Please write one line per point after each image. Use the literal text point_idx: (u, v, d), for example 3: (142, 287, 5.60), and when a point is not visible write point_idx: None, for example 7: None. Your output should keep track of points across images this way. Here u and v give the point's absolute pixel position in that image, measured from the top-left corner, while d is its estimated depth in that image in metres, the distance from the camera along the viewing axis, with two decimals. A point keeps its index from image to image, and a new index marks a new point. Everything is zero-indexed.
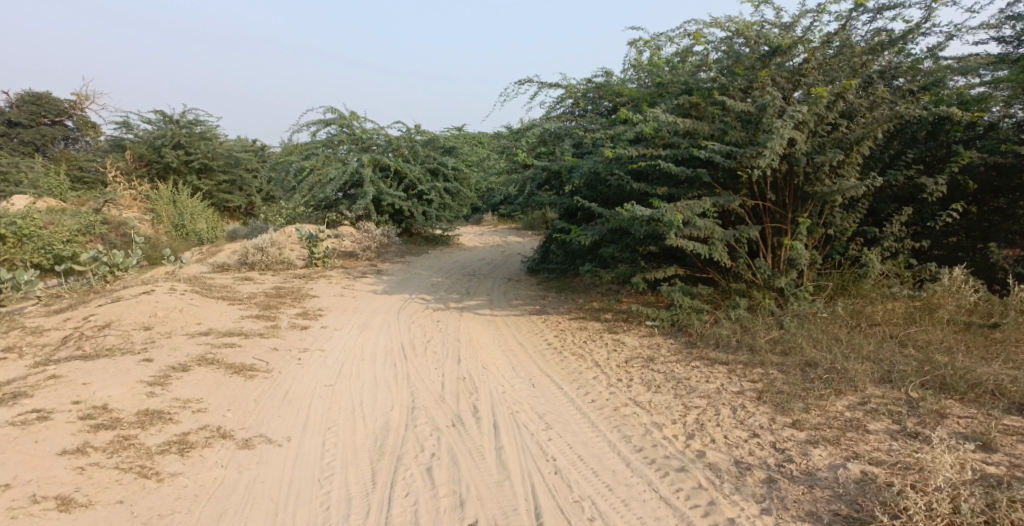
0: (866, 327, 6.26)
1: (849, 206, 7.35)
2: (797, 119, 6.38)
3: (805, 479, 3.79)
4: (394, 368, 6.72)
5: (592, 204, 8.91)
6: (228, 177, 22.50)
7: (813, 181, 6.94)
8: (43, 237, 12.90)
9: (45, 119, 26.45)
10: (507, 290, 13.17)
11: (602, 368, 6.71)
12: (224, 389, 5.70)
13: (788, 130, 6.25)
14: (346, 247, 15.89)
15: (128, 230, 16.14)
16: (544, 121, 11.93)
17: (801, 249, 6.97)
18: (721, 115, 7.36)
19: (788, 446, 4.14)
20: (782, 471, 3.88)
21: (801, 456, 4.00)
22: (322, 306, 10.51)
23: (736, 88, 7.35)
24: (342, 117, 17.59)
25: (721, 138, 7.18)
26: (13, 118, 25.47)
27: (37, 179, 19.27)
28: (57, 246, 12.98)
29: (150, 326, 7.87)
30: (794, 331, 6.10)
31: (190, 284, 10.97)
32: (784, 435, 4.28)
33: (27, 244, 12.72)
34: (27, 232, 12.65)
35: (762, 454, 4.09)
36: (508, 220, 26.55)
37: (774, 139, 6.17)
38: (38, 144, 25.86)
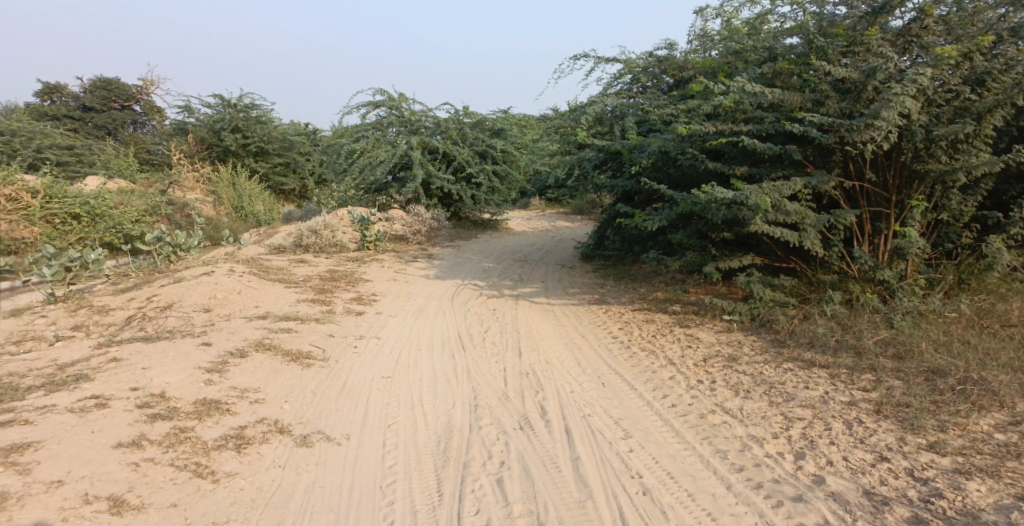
0: (998, 327, 6.06)
1: (968, 187, 6.84)
2: (918, 84, 5.85)
3: (966, 522, 3.40)
4: (453, 360, 6.32)
5: (661, 187, 8.27)
6: (283, 160, 22.51)
7: (924, 157, 6.61)
8: (113, 217, 12.87)
9: (116, 103, 26.99)
10: (562, 277, 12.68)
11: (680, 369, 6.21)
12: (282, 377, 5.31)
13: (907, 95, 5.73)
14: (397, 231, 15.65)
15: (191, 211, 16.16)
16: (598, 100, 11.18)
17: (912, 238, 6.64)
18: (813, 82, 6.77)
19: (933, 475, 3.79)
20: (931, 510, 3.51)
21: (955, 492, 3.61)
22: (376, 290, 10.19)
23: (835, 51, 6.72)
24: (391, 99, 17.18)
25: (813, 109, 6.62)
26: (86, 102, 25.91)
27: (108, 160, 19.52)
28: (127, 226, 12.86)
29: (210, 308, 7.60)
30: (909, 330, 6.04)
31: (248, 266, 10.77)
32: (922, 460, 3.94)
33: (100, 223, 12.78)
34: (99, 211, 12.72)
35: (901, 484, 3.75)
36: (556, 204, 26.04)
37: (892, 107, 5.68)
38: (109, 128, 26.06)
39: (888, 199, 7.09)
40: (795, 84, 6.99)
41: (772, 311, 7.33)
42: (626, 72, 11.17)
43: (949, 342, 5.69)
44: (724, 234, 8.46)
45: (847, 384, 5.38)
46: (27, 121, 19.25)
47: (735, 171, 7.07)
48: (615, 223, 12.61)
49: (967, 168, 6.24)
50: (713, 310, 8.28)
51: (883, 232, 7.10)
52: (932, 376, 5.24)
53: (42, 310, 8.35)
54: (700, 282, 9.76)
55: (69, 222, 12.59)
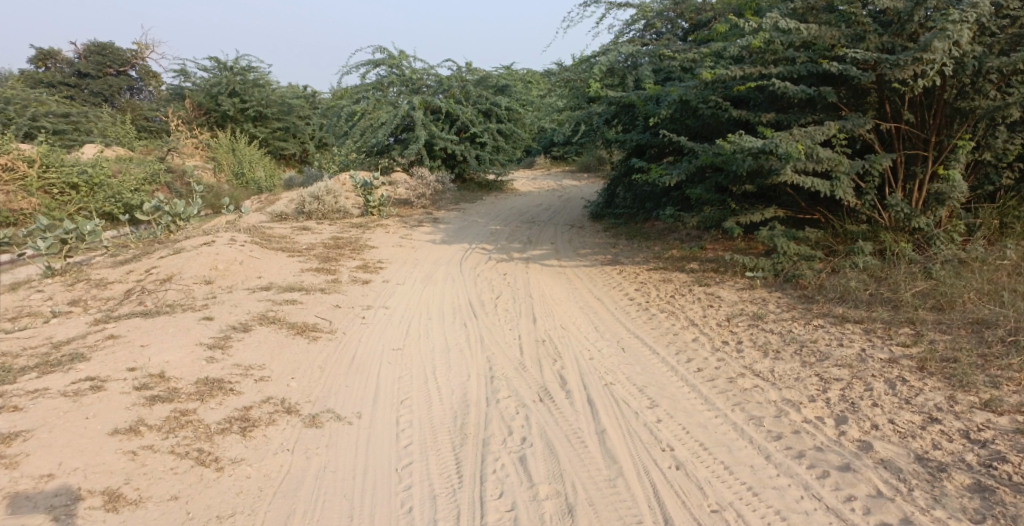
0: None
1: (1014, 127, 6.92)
2: (976, 11, 6.06)
3: None
4: (465, 329, 6.09)
5: (681, 138, 8.14)
6: (283, 124, 22.06)
7: (968, 94, 6.81)
8: (113, 186, 12.78)
9: (112, 69, 26.56)
10: (572, 237, 12.39)
11: (703, 332, 5.98)
12: (288, 352, 5.09)
13: (967, 22, 6.01)
14: (401, 194, 15.34)
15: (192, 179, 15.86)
16: (607, 49, 10.68)
17: (955, 183, 6.77)
18: (852, 17, 6.94)
19: (990, 436, 3.62)
20: (996, 476, 3.26)
21: (1019, 456, 3.38)
22: (382, 257, 9.94)
23: None
24: (391, 57, 16.69)
25: (851, 45, 6.83)
26: (81, 68, 25.48)
27: (105, 128, 19.13)
28: (125, 195, 12.85)
29: (211, 280, 7.35)
30: (949, 280, 5.97)
31: (250, 234, 10.50)
32: (977, 421, 3.84)
33: (99, 193, 12.58)
34: (98, 180, 12.58)
35: (955, 447, 3.56)
36: (561, 161, 25.60)
37: (953, 32, 5.97)
38: (106, 95, 25.62)
39: (927, 142, 7.25)
40: (830, 21, 7.18)
41: (797, 266, 7.32)
42: (639, 19, 10.78)
43: (992, 291, 5.68)
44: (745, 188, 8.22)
45: (883, 339, 5.25)
46: (19, 89, 18.77)
47: (761, 118, 7.26)
48: (625, 179, 12.54)
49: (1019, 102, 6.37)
50: (731, 267, 8.13)
51: (916, 176, 7.24)
52: (979, 326, 5.23)
53: (39, 284, 8.12)
54: (716, 237, 9.58)
55: (66, 192, 12.29)
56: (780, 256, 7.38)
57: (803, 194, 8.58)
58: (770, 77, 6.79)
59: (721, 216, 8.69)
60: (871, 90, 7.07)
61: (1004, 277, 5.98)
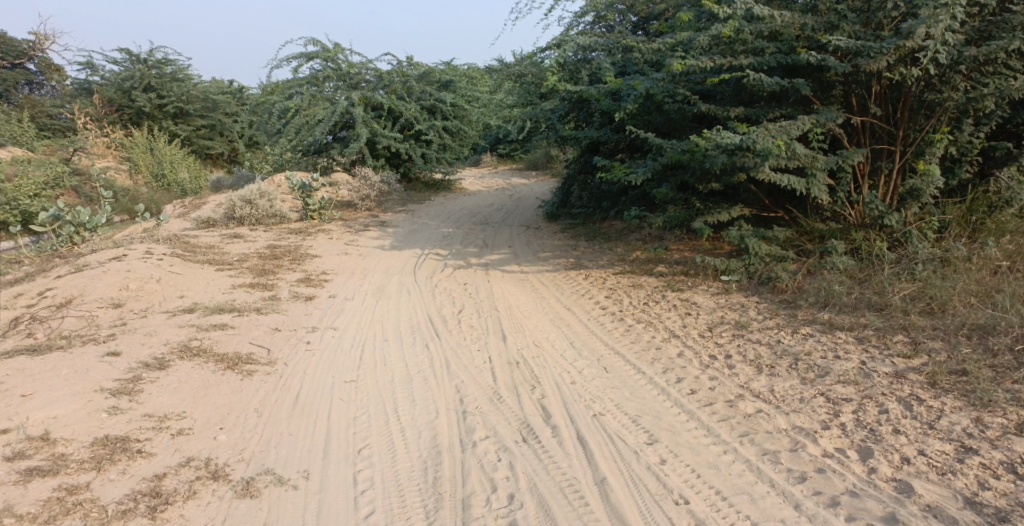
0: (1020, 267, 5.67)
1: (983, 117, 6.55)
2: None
3: None
4: (427, 355, 5.46)
5: (648, 135, 7.66)
6: (207, 121, 20.73)
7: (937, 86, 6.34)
8: (7, 192, 11.88)
9: (4, 61, 24.48)
10: (529, 240, 11.83)
11: (688, 346, 5.46)
12: (214, 395, 4.32)
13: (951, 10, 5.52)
14: (344, 197, 14.49)
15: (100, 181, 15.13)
16: (560, 41, 10.07)
17: (933, 178, 6.39)
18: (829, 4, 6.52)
19: None
20: None
21: None
22: (326, 267, 9.15)
23: None
24: (325, 50, 15.71)
25: (829, 33, 6.44)
26: None
27: (1, 127, 17.82)
28: (24, 201, 12.00)
29: (121, 303, 6.45)
30: (937, 280, 5.44)
31: (170, 245, 9.52)
32: (1017, 449, 3.33)
33: None
34: None
35: (1006, 485, 3.11)
36: (509, 159, 25.08)
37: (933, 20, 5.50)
38: (0, 90, 23.64)
39: (895, 137, 6.85)
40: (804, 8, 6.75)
41: (770, 268, 6.92)
42: (590, 11, 10.27)
43: (983, 292, 5.12)
44: (713, 185, 7.90)
45: (881, 350, 4.63)
46: None
47: (730, 112, 6.80)
48: (581, 178, 12.42)
49: (996, 93, 5.98)
50: (703, 269, 7.71)
51: (884, 171, 6.82)
52: (980, 333, 4.61)
53: None
54: (682, 238, 9.34)
55: None
56: (751, 257, 6.98)
57: (774, 190, 8.21)
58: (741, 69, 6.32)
59: (688, 215, 8.33)
60: (839, 82, 6.67)
61: (991, 277, 5.53)
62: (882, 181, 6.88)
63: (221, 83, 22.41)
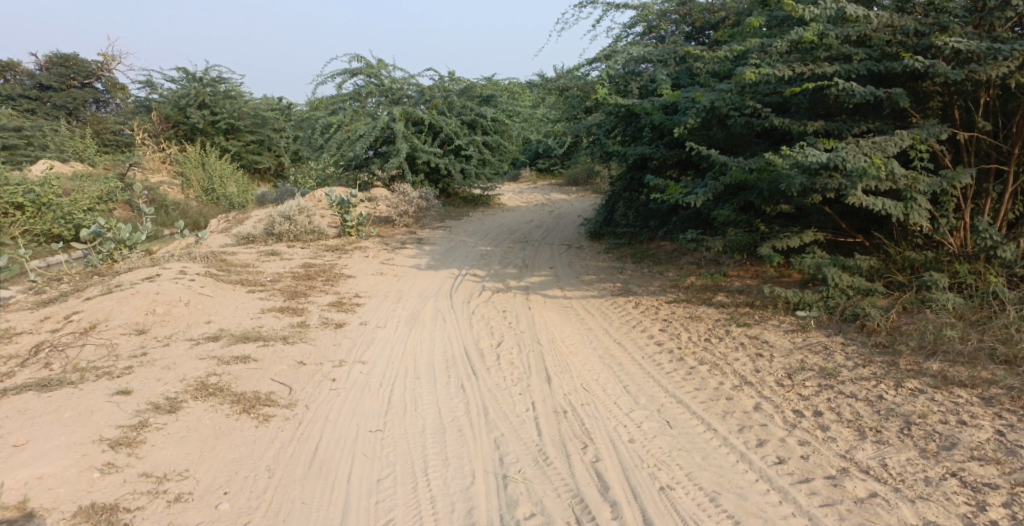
0: None
1: None
2: None
3: None
4: (462, 398, 4.83)
5: (713, 151, 6.94)
6: (256, 137, 20.72)
7: None
8: (62, 206, 11.85)
9: (76, 81, 25.01)
10: (572, 261, 11.21)
11: (764, 397, 4.71)
12: (224, 446, 3.78)
13: None
14: (382, 212, 14.09)
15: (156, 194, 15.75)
16: (608, 53, 9.43)
17: None
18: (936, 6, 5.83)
19: None
20: None
21: None
22: (359, 290, 8.62)
23: None
24: (369, 66, 15.46)
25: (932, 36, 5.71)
26: (44, 80, 24.10)
27: (62, 142, 18.25)
28: (78, 215, 11.99)
29: (144, 329, 6.01)
30: None
31: (206, 263, 9.15)
32: None
33: (47, 213, 11.67)
34: (46, 200, 11.60)
35: None
36: (548, 175, 24.54)
37: None
38: (70, 108, 24.12)
39: (1008, 155, 6.08)
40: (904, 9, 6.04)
41: (853, 302, 6.23)
42: (638, 23, 9.63)
43: None
44: (782, 207, 7.15)
45: (1018, 417, 3.93)
46: None
47: (808, 127, 6.06)
48: (627, 195, 11.81)
49: None
50: (772, 301, 6.94)
51: (994, 193, 6.12)
52: None
53: None
54: (742, 262, 8.59)
55: (10, 212, 11.35)
56: (830, 288, 6.30)
57: (849, 213, 7.43)
58: (826, 81, 5.62)
59: (753, 239, 7.61)
60: (936, 92, 5.95)
61: None
62: (990, 205, 6.19)
63: (269, 99, 22.44)
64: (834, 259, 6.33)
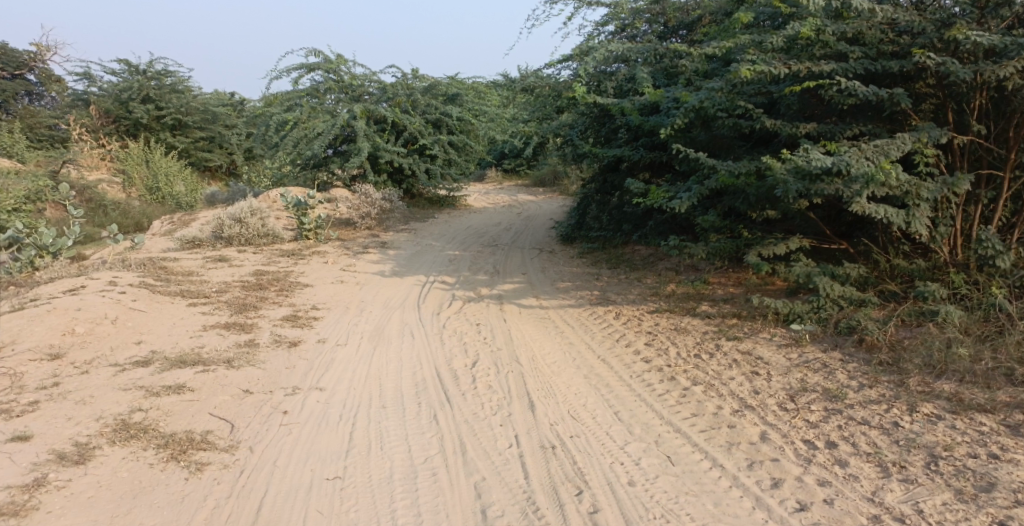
0: None
1: None
2: None
3: None
4: (435, 432, 4.32)
5: (699, 154, 6.48)
6: (206, 134, 19.72)
7: None
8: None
9: (6, 73, 23.53)
10: (545, 266, 10.73)
11: (768, 423, 4.31)
12: (140, 510, 3.28)
13: None
14: (342, 215, 13.40)
15: (93, 194, 14.71)
16: (582, 49, 8.94)
17: None
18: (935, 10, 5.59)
19: None
20: None
21: None
22: (315, 300, 7.97)
23: None
24: (327, 60, 14.65)
25: (933, 33, 5.41)
26: None
27: None
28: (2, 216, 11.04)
29: (60, 354, 5.37)
30: None
31: (143, 272, 8.39)
32: None
33: None
34: None
35: None
36: (514, 176, 24.09)
37: None
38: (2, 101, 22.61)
39: (1001, 158, 5.76)
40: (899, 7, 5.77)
41: (846, 313, 5.94)
42: (611, 20, 9.17)
43: None
44: (767, 213, 6.84)
45: None
46: None
47: (802, 128, 5.70)
48: (598, 198, 11.41)
49: None
50: (760, 312, 6.65)
51: (985, 199, 5.76)
52: None
53: None
54: (723, 270, 8.50)
55: None
56: (819, 298, 6.05)
57: (837, 218, 7.11)
58: (821, 81, 5.28)
59: (736, 245, 7.32)
60: (929, 94, 5.66)
61: None
62: (983, 211, 5.84)
63: (222, 94, 21.44)
64: (824, 268, 6.09)
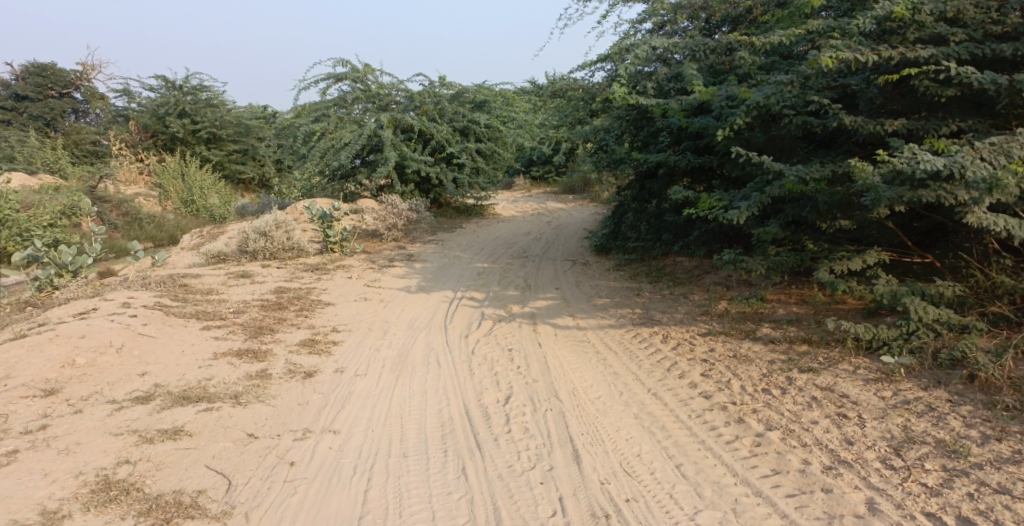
0: None
1: None
2: None
3: None
4: (465, 491, 3.65)
5: (766, 157, 5.70)
6: (239, 146, 19.45)
7: None
8: (18, 222, 10.67)
9: (53, 91, 23.60)
10: (580, 279, 10.03)
11: (875, 488, 3.65)
12: None
13: None
14: (369, 226, 12.87)
15: (130, 208, 14.40)
16: (620, 50, 8.25)
17: None
18: None
19: None
20: None
21: None
22: (336, 322, 7.34)
23: None
24: (354, 70, 14.18)
25: None
26: (16, 90, 22.49)
27: (30, 153, 16.81)
28: (36, 233, 10.80)
29: (55, 389, 4.83)
30: None
31: (159, 291, 7.88)
32: None
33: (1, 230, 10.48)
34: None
35: None
36: (544, 183, 23.47)
37: None
38: (46, 118, 22.59)
39: None
40: None
41: (943, 341, 5.30)
42: (649, 16, 8.31)
43: None
44: (839, 223, 6.09)
45: None
46: None
47: (888, 126, 5.01)
48: (636, 206, 10.70)
49: None
50: (835, 338, 5.93)
51: None
52: None
53: None
54: (780, 286, 7.74)
55: None
56: (910, 323, 5.39)
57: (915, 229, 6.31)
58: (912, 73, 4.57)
59: (800, 260, 6.59)
60: None
61: None
62: None
63: (254, 106, 21.21)
64: (914, 288, 5.43)
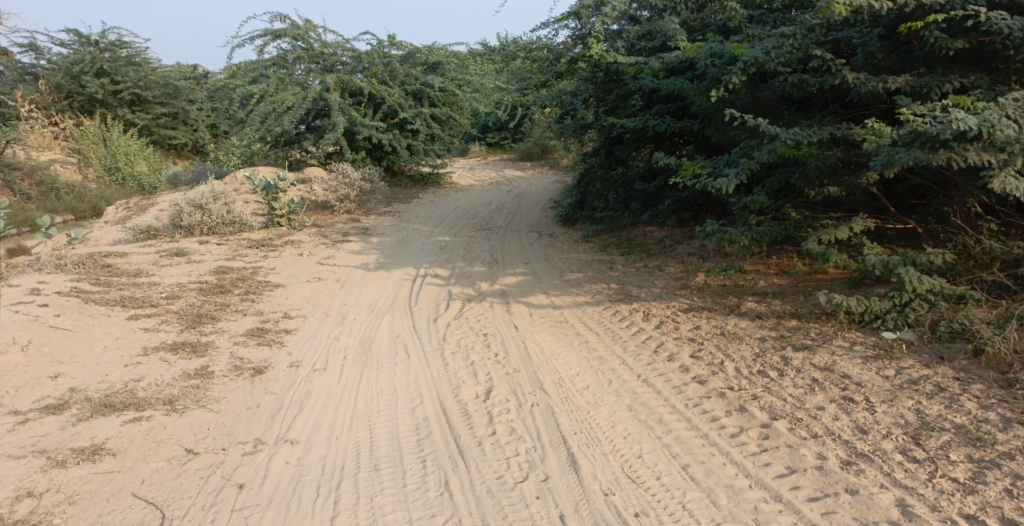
0: None
1: None
2: None
3: None
4: (448, 513, 3.19)
5: (763, 121, 5.30)
6: (168, 109, 18.23)
7: None
8: None
9: None
10: (548, 253, 9.52)
11: (904, 487, 3.26)
12: None
13: None
14: (318, 197, 12.10)
15: (44, 176, 13.36)
16: (588, 4, 7.65)
17: None
18: None
19: None
20: None
21: None
22: (288, 306, 6.69)
23: None
24: (294, 26, 13.17)
25: None
26: None
27: None
28: None
29: None
30: None
31: (82, 274, 7.07)
32: None
33: None
34: None
35: None
36: (500, 150, 22.77)
37: None
38: None
39: None
40: None
41: (940, 312, 4.92)
42: None
43: None
44: (826, 190, 5.75)
45: None
46: None
47: (891, 83, 4.70)
48: (603, 173, 10.24)
49: None
50: (826, 311, 5.54)
51: None
52: None
53: None
54: (758, 257, 7.41)
55: None
56: (904, 294, 5.02)
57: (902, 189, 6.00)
58: (926, 20, 4.42)
59: (784, 229, 6.20)
60: None
61: None
62: None
63: (184, 66, 19.76)
64: (907, 257, 5.06)
